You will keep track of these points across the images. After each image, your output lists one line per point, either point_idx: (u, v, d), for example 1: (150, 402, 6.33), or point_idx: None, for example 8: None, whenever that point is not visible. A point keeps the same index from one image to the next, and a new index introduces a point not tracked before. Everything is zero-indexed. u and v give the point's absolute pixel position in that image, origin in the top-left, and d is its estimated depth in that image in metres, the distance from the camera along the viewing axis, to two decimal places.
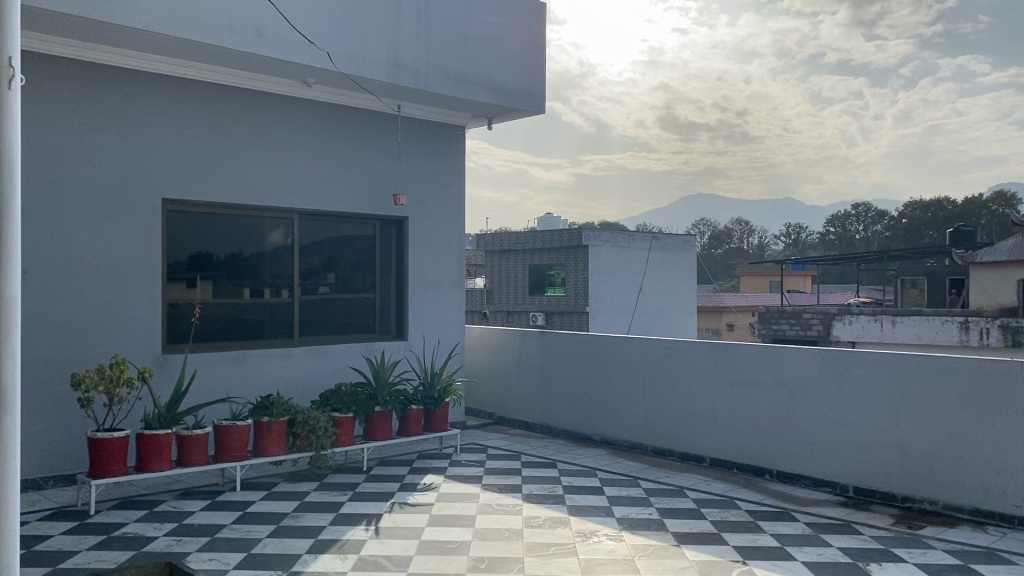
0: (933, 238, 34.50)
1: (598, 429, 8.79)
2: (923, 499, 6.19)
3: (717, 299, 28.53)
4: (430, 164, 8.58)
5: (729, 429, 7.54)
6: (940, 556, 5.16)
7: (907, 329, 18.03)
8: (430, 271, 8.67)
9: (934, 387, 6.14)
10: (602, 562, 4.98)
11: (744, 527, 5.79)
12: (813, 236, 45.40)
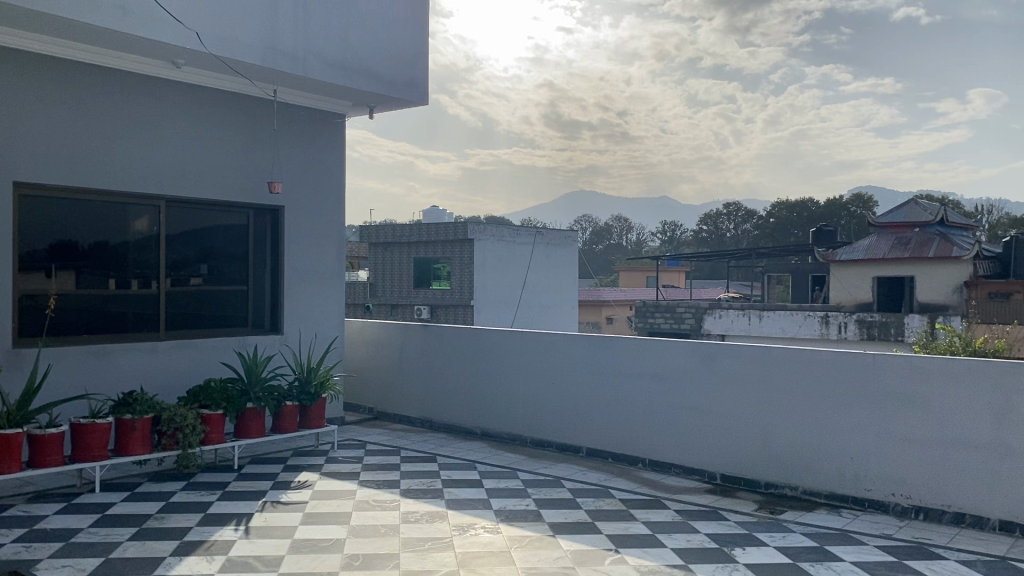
0: (798, 238, 36.40)
1: (479, 423, 8.83)
2: (784, 485, 6.52)
3: (596, 293, 29.08)
4: (308, 153, 8.38)
5: (607, 421, 7.72)
6: (798, 539, 5.45)
7: (772, 324, 19.02)
8: (307, 262, 8.46)
9: (795, 378, 6.47)
10: (479, 555, 5.00)
11: (618, 516, 5.94)
12: (688, 233, 47.17)
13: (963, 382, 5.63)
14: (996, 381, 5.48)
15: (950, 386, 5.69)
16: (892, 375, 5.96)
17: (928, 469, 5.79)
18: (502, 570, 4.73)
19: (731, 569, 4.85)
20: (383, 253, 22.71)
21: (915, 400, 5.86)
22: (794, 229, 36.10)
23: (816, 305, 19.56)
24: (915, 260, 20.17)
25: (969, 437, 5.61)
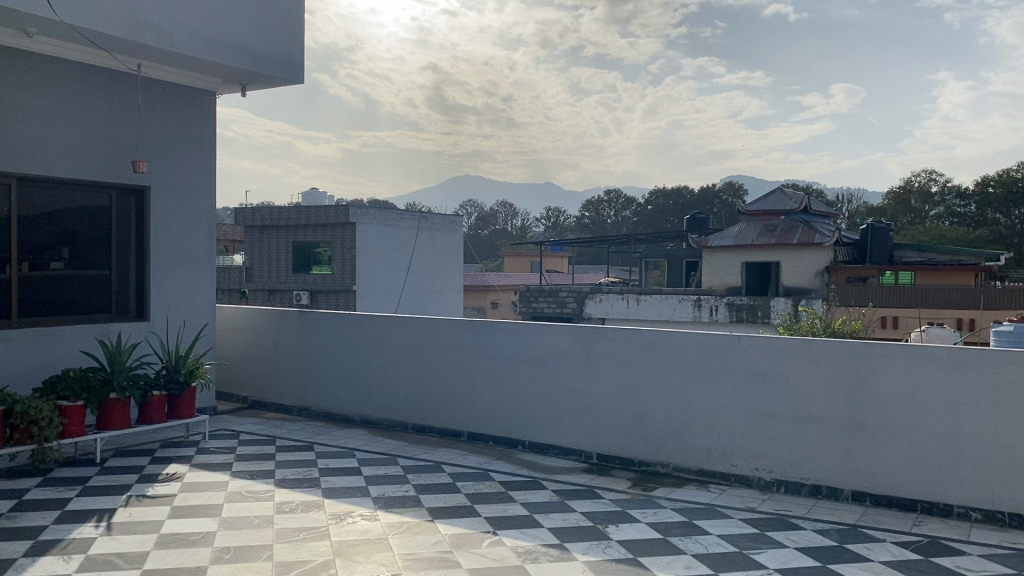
0: (675, 224, 37.09)
1: (359, 409, 8.41)
2: (656, 463, 6.43)
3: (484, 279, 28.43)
4: (174, 129, 7.70)
5: (486, 403, 7.47)
6: (669, 514, 5.37)
7: (648, 307, 19.29)
8: (176, 245, 7.79)
9: (662, 359, 6.40)
10: (354, 544, 4.65)
11: (498, 498, 5.70)
12: (571, 220, 47.69)
13: (823, 360, 5.68)
14: (852, 358, 5.56)
15: (807, 365, 5.74)
16: (755, 356, 5.93)
17: (786, 445, 5.84)
18: (378, 559, 4.41)
19: (605, 546, 4.70)
20: (260, 237, 21.64)
21: (775, 379, 5.88)
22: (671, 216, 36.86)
23: (697, 289, 19.96)
24: (784, 245, 20.80)
25: (824, 412, 5.68)
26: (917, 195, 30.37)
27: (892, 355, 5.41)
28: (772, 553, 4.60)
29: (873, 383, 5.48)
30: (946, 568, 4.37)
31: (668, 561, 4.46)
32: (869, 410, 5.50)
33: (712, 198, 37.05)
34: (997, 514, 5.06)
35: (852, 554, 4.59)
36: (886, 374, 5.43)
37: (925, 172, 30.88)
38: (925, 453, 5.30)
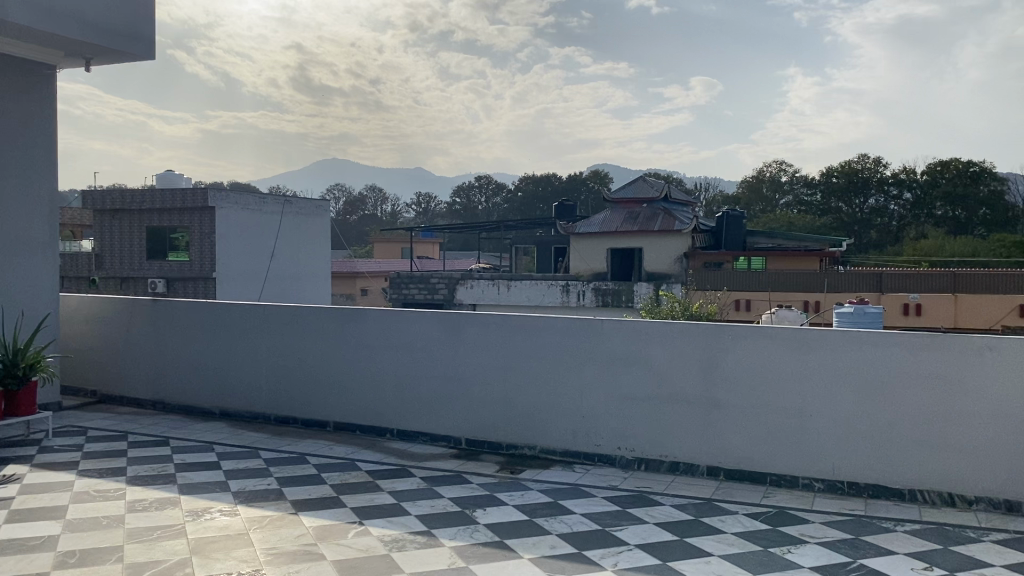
0: (544, 211, 37.10)
1: (218, 400, 7.60)
2: (524, 445, 6.09)
3: (350, 264, 25.88)
4: (5, 109, 7.02)
5: (349, 393, 6.88)
6: (535, 496, 5.06)
7: (519, 292, 19.02)
8: (13, 229, 7.15)
9: (533, 346, 6.04)
10: (214, 540, 4.30)
11: (362, 487, 5.26)
12: (442, 207, 47.19)
13: (678, 341, 5.52)
14: (705, 339, 5.44)
15: (667, 347, 5.56)
16: (618, 339, 5.71)
17: (650, 424, 5.63)
18: (237, 554, 4.07)
19: (472, 530, 4.42)
20: None
21: (638, 362, 5.66)
22: (539, 203, 36.85)
23: (560, 275, 19.65)
24: None
25: (679, 392, 5.54)
26: (767, 185, 31.07)
27: (745, 336, 5.33)
28: (632, 530, 4.41)
29: (728, 364, 5.39)
30: (792, 537, 4.33)
31: (533, 542, 4.22)
32: (724, 388, 5.41)
33: (580, 184, 37.15)
34: (837, 483, 5.12)
35: (707, 527, 4.46)
36: (739, 353, 5.35)
37: (775, 162, 31.73)
38: (774, 427, 5.27)
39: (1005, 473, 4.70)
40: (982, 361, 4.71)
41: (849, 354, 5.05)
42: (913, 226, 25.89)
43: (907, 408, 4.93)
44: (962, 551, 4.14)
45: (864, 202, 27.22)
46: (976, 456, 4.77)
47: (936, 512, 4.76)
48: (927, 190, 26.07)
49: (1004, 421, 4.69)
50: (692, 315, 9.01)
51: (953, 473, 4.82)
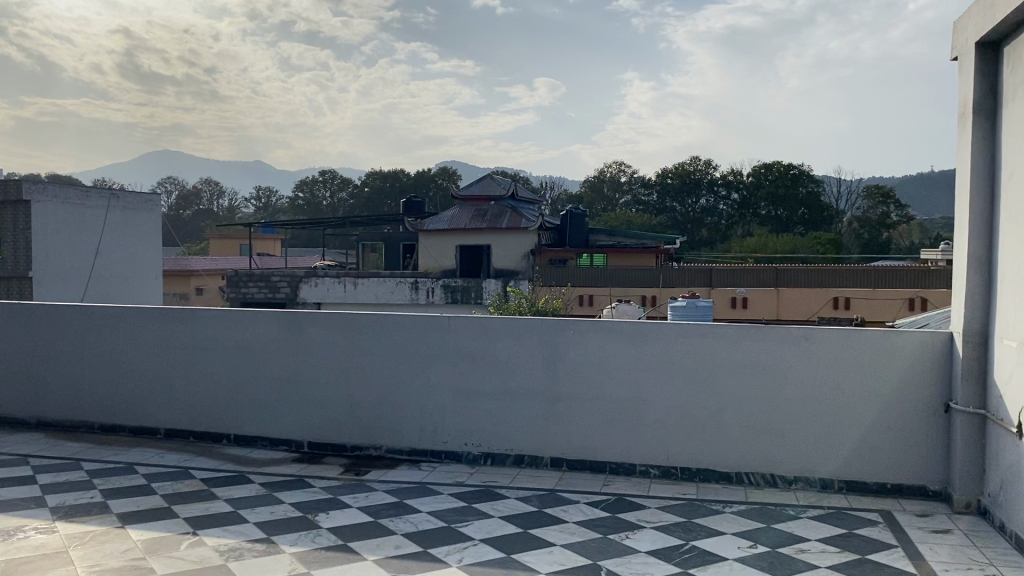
0: (390, 207, 36.63)
1: (34, 410, 7.02)
2: (369, 446, 5.99)
3: (185, 261, 24.53)
4: None
5: (182, 397, 6.53)
6: (380, 496, 4.99)
7: (366, 290, 18.68)
8: None
9: (376, 344, 5.95)
10: (28, 561, 3.95)
11: (196, 497, 5.00)
12: (283, 202, 45.67)
13: (521, 336, 5.60)
14: (546, 334, 5.55)
15: (511, 342, 5.63)
16: (464, 335, 5.72)
17: (496, 418, 5.68)
18: None
19: (314, 534, 4.30)
20: None
21: (483, 358, 5.70)
22: (385, 200, 36.37)
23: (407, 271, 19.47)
24: None
25: (524, 387, 5.62)
26: (607, 184, 32.15)
27: (587, 330, 5.48)
28: (477, 525, 4.44)
29: (570, 357, 5.52)
30: (630, 523, 4.49)
31: (376, 543, 4.16)
32: (566, 381, 5.54)
33: (427, 180, 36.95)
34: (671, 469, 5.35)
35: (550, 517, 4.55)
36: (580, 346, 5.49)
37: (615, 163, 32.82)
38: (614, 419, 5.45)
39: (818, 453, 5.10)
40: (800, 350, 5.09)
41: (682, 345, 5.30)
42: (740, 225, 27.54)
43: (735, 395, 5.23)
44: (782, 528, 4.43)
45: (695, 203, 28.94)
46: (794, 439, 5.13)
47: (759, 492, 5.09)
48: (752, 190, 27.50)
49: (818, 405, 5.08)
50: (537, 311, 9.16)
51: (775, 456, 5.17)
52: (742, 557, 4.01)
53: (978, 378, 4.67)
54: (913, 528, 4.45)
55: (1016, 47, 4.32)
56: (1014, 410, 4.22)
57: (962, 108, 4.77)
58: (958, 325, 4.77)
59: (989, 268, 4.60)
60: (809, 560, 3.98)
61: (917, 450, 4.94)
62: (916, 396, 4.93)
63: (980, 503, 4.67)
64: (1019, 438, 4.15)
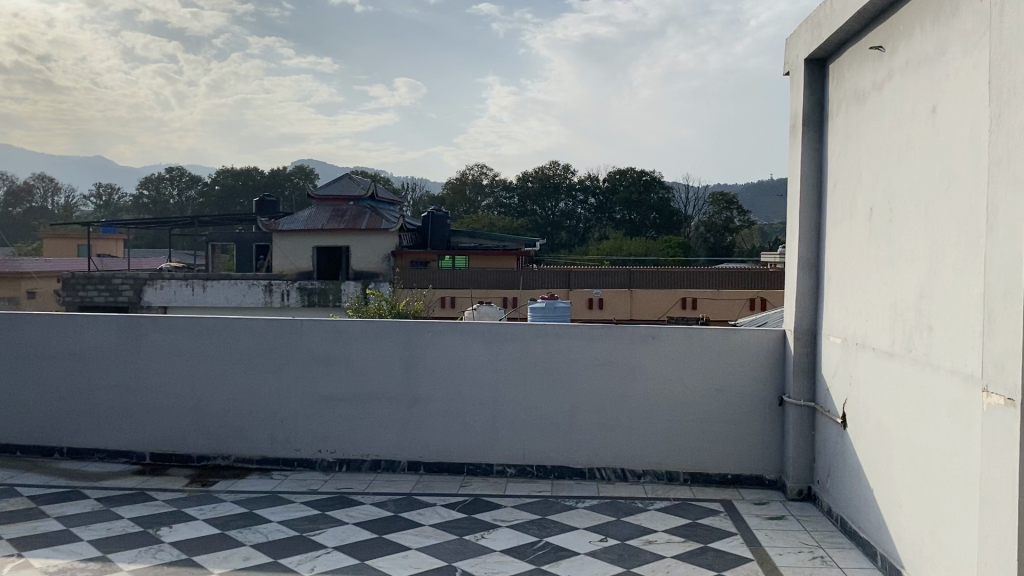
0: (244, 207, 35.31)
1: None
2: (217, 456, 5.75)
3: (15, 262, 22.74)
4: None
5: (8, 409, 6.05)
6: (228, 507, 4.80)
7: (216, 293, 17.72)
8: None
9: (224, 350, 5.72)
10: None
11: (22, 516, 4.64)
12: (127, 199, 43.16)
13: (377, 339, 5.53)
14: (403, 336, 5.51)
15: (367, 345, 5.55)
16: (318, 339, 5.59)
17: (352, 422, 5.58)
18: None
19: (155, 550, 4.08)
20: None
21: (337, 362, 5.59)
22: (239, 198, 35.08)
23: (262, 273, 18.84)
24: None
25: (380, 390, 5.55)
26: (469, 185, 32.34)
27: (443, 332, 5.47)
28: (330, 532, 4.34)
29: (426, 360, 5.50)
30: (485, 522, 4.52)
31: (223, 555, 4.00)
32: (422, 383, 5.51)
33: (283, 180, 35.87)
34: (527, 467, 5.43)
35: (405, 521, 4.52)
36: (436, 349, 5.48)
37: (476, 165, 32.99)
38: (471, 421, 5.48)
39: (665, 448, 5.31)
40: (649, 348, 5.29)
41: (537, 345, 5.39)
42: (597, 228, 28.36)
43: (587, 394, 5.37)
44: (632, 520, 4.59)
45: (556, 206, 29.60)
46: (642, 435, 5.33)
47: (611, 487, 5.25)
48: (608, 196, 28.38)
49: (665, 401, 5.30)
50: (398, 313, 9.05)
51: (625, 451, 5.34)
52: (593, 550, 4.12)
53: (808, 372, 5.01)
54: (752, 515, 4.72)
55: (840, 65, 4.67)
56: (839, 402, 4.55)
57: (794, 121, 5.10)
58: (790, 323, 5.09)
59: (816, 271, 4.94)
60: (656, 550, 4.14)
61: (754, 441, 5.25)
62: (752, 390, 5.24)
63: (810, 489, 5.00)
64: (843, 427, 4.48)
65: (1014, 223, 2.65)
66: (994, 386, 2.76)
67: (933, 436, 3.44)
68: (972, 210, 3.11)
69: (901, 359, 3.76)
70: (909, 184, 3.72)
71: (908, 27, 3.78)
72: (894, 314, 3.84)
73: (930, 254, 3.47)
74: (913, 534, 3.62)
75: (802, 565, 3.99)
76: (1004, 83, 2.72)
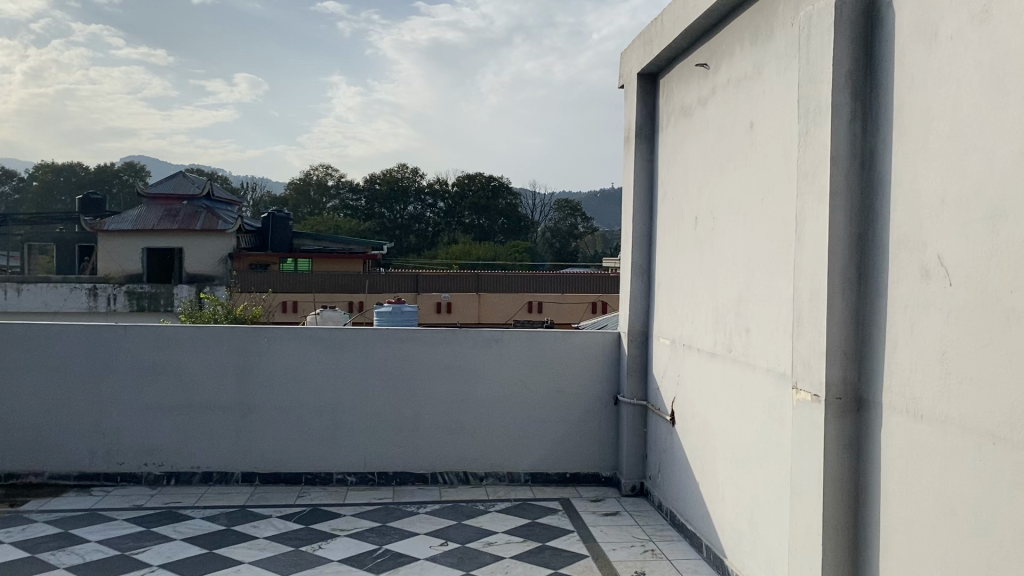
0: (66, 204, 32.90)
1: None
2: (27, 473, 5.30)
3: None
4: None
5: None
6: (40, 529, 4.44)
7: (32, 296, 16.54)
8: None
9: (36, 359, 5.28)
10: None
11: None
12: None
13: (209, 346, 5.29)
14: (237, 343, 5.30)
15: (197, 353, 5.30)
16: (144, 346, 5.28)
17: (183, 434, 5.31)
18: None
19: None
20: None
21: (165, 370, 5.30)
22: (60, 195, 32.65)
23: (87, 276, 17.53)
24: None
25: (212, 398, 5.31)
26: (314, 186, 31.57)
27: (279, 337, 5.30)
28: (155, 550, 4.11)
29: (262, 366, 5.31)
30: (323, 532, 4.42)
31: None
32: (258, 391, 5.32)
33: (111, 177, 33.71)
34: (368, 474, 5.36)
35: (237, 535, 4.34)
36: (272, 355, 5.31)
37: (321, 167, 32.27)
38: (309, 428, 5.34)
39: (506, 449, 5.39)
40: (490, 351, 5.35)
41: (378, 351, 5.33)
42: (445, 232, 28.35)
43: (428, 398, 5.36)
44: (472, 523, 4.62)
45: (403, 209, 29.34)
46: (483, 438, 5.38)
47: (453, 490, 5.26)
48: (456, 201, 28.51)
49: (506, 404, 5.38)
50: (235, 318, 8.69)
51: (467, 454, 5.38)
52: (433, 555, 4.11)
53: (640, 373, 5.22)
54: (588, 512, 4.87)
55: (669, 80, 4.91)
56: (668, 400, 4.77)
57: (628, 132, 5.31)
58: (624, 326, 5.30)
59: (648, 275, 5.17)
60: (495, 552, 4.19)
61: (590, 439, 5.43)
62: (588, 390, 5.42)
63: (643, 485, 5.22)
64: (673, 424, 4.71)
65: (818, 233, 2.86)
66: (801, 382, 2.97)
67: (751, 433, 3.67)
68: (783, 221, 3.35)
69: (722, 359, 3.99)
70: (728, 195, 3.95)
71: (728, 48, 4.02)
72: (716, 317, 4.07)
73: (747, 261, 3.71)
74: (733, 524, 3.84)
75: (634, 558, 4.15)
76: (811, 102, 2.94)
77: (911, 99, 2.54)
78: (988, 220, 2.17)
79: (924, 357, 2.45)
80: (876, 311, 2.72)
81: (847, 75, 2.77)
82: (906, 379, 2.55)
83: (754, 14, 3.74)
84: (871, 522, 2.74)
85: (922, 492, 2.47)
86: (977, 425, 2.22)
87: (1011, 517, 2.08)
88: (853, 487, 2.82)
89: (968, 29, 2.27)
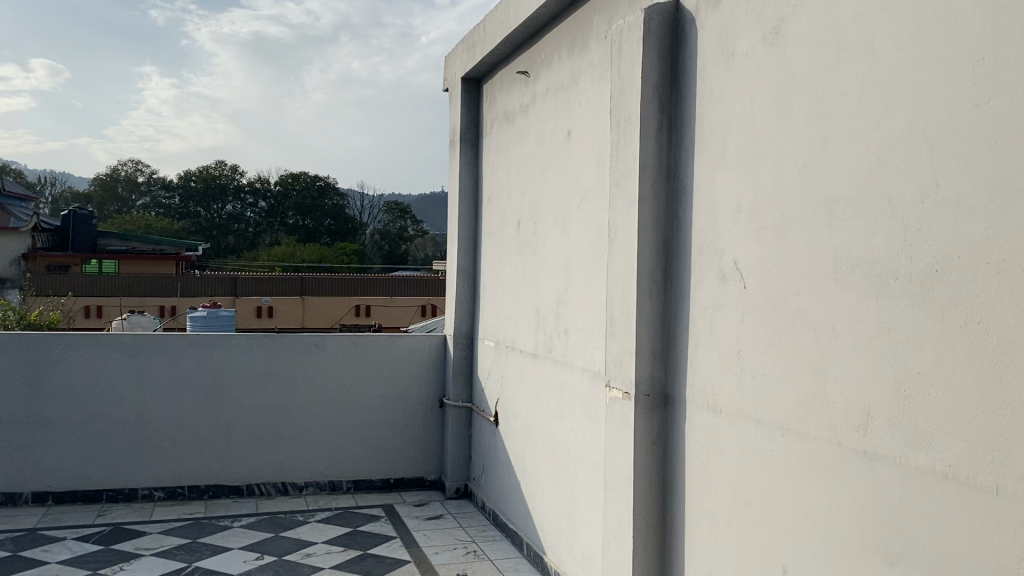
0: None
1: None
2: None
3: None
4: None
5: None
6: None
7: None
8: None
9: None
10: None
11: None
12: None
13: None
14: (26, 352, 4.83)
15: None
16: None
17: None
18: None
19: None
20: None
21: None
22: None
23: None
24: None
25: None
26: (121, 182, 29.56)
27: (78, 345, 4.90)
28: None
29: (57, 376, 4.88)
30: (125, 553, 4.13)
31: None
32: (52, 403, 4.88)
33: None
34: (178, 489, 5.07)
35: (24, 561, 3.96)
36: (69, 363, 4.90)
37: (130, 162, 30.30)
38: (112, 441, 4.97)
39: (327, 457, 5.26)
40: (310, 356, 5.21)
41: (190, 358, 5.05)
42: (267, 233, 27.46)
43: (245, 406, 5.14)
44: (290, 535, 4.47)
45: (223, 209, 28.20)
46: (303, 446, 5.22)
47: (271, 502, 5.07)
48: (279, 201, 27.61)
49: (327, 410, 5.25)
50: (28, 325, 7.99)
51: (286, 463, 5.20)
52: (247, 570, 3.94)
53: (465, 375, 5.25)
54: (411, 517, 4.83)
55: (492, 85, 4.96)
56: (492, 401, 4.83)
57: (452, 135, 5.33)
58: (449, 329, 5.31)
59: (472, 278, 5.20)
60: (314, 563, 4.07)
61: (414, 443, 5.40)
62: (412, 394, 5.39)
63: (466, 487, 5.25)
64: (496, 425, 4.76)
65: (628, 238, 2.98)
66: (614, 381, 3.08)
67: (569, 432, 3.77)
68: (598, 226, 3.47)
69: (543, 360, 4.08)
70: (548, 200, 4.05)
71: (547, 56, 4.12)
72: (537, 318, 4.15)
73: (566, 263, 3.81)
74: (552, 521, 3.93)
75: (455, 560, 4.16)
76: (622, 112, 3.07)
77: (711, 113, 2.70)
78: (777, 227, 2.34)
79: (722, 356, 2.61)
80: (680, 313, 2.87)
81: (654, 88, 2.91)
82: (706, 377, 2.70)
83: (571, 24, 3.85)
84: (675, 514, 2.89)
85: (721, 482, 2.62)
86: (768, 418, 2.38)
87: (799, 503, 2.24)
88: (660, 481, 2.95)
89: (761, 49, 2.44)
